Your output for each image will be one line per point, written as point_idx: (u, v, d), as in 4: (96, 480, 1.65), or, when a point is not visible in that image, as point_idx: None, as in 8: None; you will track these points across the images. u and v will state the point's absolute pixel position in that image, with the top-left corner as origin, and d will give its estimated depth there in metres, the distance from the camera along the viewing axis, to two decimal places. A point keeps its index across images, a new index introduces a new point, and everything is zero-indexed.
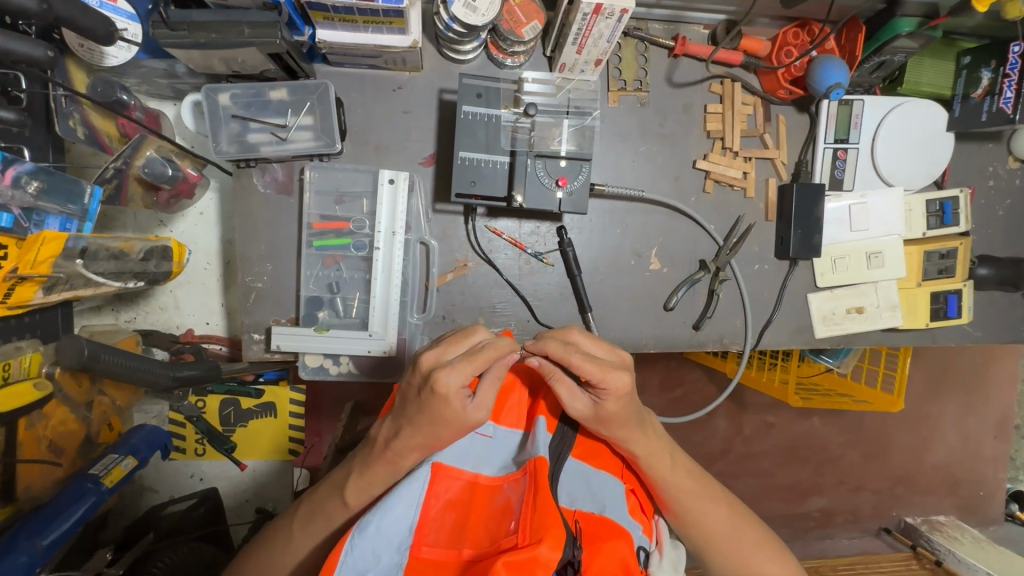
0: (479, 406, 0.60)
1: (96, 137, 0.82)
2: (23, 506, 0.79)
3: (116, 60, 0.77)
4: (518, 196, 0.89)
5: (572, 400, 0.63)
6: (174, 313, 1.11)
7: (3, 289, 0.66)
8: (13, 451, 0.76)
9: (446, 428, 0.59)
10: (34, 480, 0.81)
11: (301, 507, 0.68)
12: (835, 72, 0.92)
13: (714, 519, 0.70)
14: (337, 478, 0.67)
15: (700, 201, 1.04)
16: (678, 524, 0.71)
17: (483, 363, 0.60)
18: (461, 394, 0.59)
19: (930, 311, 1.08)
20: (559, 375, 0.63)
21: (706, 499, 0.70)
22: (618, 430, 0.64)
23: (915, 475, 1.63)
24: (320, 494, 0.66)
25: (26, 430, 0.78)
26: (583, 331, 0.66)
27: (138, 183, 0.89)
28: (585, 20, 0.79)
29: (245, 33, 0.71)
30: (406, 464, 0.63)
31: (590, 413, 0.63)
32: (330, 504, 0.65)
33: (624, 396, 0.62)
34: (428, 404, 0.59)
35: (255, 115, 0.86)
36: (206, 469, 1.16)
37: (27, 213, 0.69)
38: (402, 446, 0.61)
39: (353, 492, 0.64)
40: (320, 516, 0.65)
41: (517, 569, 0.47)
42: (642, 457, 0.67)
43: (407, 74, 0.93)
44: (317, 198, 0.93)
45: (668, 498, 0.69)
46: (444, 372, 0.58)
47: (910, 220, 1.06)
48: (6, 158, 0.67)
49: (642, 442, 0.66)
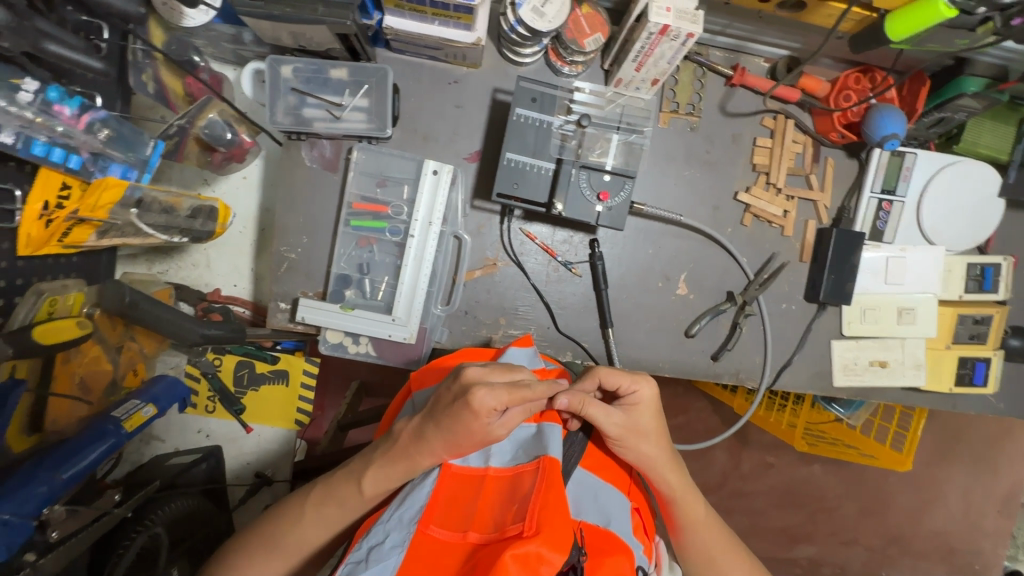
0: (504, 425, 0.61)
1: (163, 95, 0.87)
2: (49, 438, 0.81)
3: (193, 22, 0.80)
4: (559, 204, 0.88)
5: (607, 417, 0.64)
6: (205, 272, 1.14)
7: (61, 229, 0.68)
8: (47, 382, 0.79)
9: (466, 438, 0.60)
10: (62, 415, 0.83)
11: (316, 489, 0.68)
12: (892, 121, 0.92)
13: (735, 574, 0.71)
14: (354, 464, 0.67)
15: (737, 232, 1.04)
16: (694, 567, 0.72)
17: (518, 399, 0.61)
18: (490, 413, 0.59)
19: (956, 375, 1.06)
20: (588, 399, 0.65)
21: (730, 554, 0.72)
22: (647, 449, 0.67)
23: (910, 538, 1.60)
24: (334, 479, 0.67)
25: (63, 366, 0.82)
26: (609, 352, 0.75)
27: (197, 142, 0.92)
28: (650, 39, 0.80)
29: (319, 11, 0.73)
30: (421, 461, 0.63)
31: (624, 426, 0.65)
32: (342, 490, 0.66)
33: (653, 404, 0.67)
34: (456, 412, 0.60)
35: (314, 91, 0.88)
36: (214, 427, 1.19)
37: (94, 157, 0.71)
38: (426, 449, 0.62)
39: (370, 480, 0.64)
40: (332, 499, 0.66)
41: (523, 563, 0.46)
42: (676, 495, 0.69)
43: (464, 69, 0.94)
44: (359, 179, 0.94)
45: (693, 539, 0.71)
46: (482, 392, 0.59)
47: (947, 280, 1.05)
48: (83, 104, 0.70)
49: (678, 478, 0.69)
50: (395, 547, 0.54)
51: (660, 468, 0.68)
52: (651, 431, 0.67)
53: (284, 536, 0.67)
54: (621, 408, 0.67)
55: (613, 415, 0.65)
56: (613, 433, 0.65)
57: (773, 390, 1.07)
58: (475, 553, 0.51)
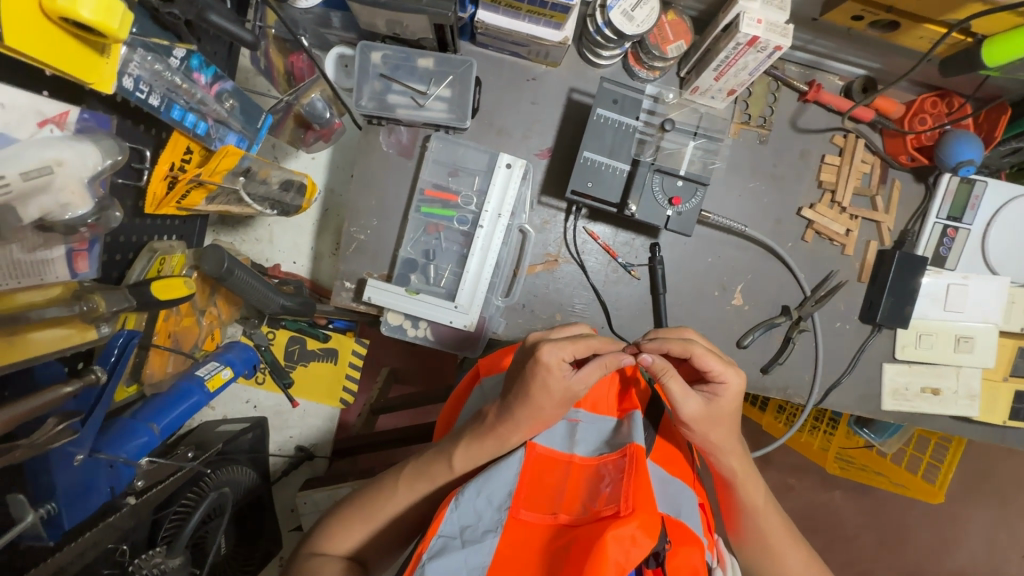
0: (581, 384, 0.62)
1: (270, 73, 0.94)
2: (145, 389, 0.86)
3: (306, 4, 0.83)
4: (632, 205, 0.89)
5: (684, 397, 0.65)
6: (268, 247, 1.17)
7: (182, 190, 0.72)
8: (150, 334, 0.83)
9: (549, 398, 0.61)
10: (157, 368, 0.87)
11: (409, 465, 0.69)
12: (969, 148, 0.91)
13: (792, 559, 0.72)
14: (444, 443, 0.69)
15: (797, 248, 1.04)
16: (751, 550, 0.73)
17: (583, 348, 0.62)
18: (559, 367, 0.61)
19: (1011, 410, 1.05)
20: (670, 371, 0.65)
21: (788, 538, 0.72)
22: (716, 435, 0.68)
23: (932, 573, 1.58)
24: (428, 456, 0.69)
25: (164, 321, 0.85)
26: (698, 331, 0.74)
27: (296, 118, 0.97)
28: (737, 49, 0.81)
29: (423, 1, 0.75)
30: (511, 438, 0.63)
31: (699, 411, 0.66)
32: (436, 466, 0.67)
33: (736, 395, 0.67)
34: (531, 373, 0.60)
35: (399, 78, 0.91)
36: (262, 398, 1.22)
37: (216, 124, 0.75)
38: (511, 425, 0.62)
39: (459, 460, 0.65)
40: (424, 477, 0.67)
41: (620, 543, 0.46)
42: (738, 477, 0.70)
43: (543, 68, 0.96)
44: (433, 167, 0.96)
45: (750, 519, 0.71)
46: (549, 344, 0.61)
47: (1009, 312, 1.03)
48: (216, 75, 0.73)
49: (741, 461, 0.70)
50: (488, 532, 0.53)
51: (726, 450, 0.69)
52: (723, 420, 0.68)
53: (377, 506, 0.68)
54: (701, 394, 0.67)
55: (691, 398, 0.66)
56: (686, 413, 0.66)
57: (820, 407, 1.07)
58: (566, 533, 0.51)
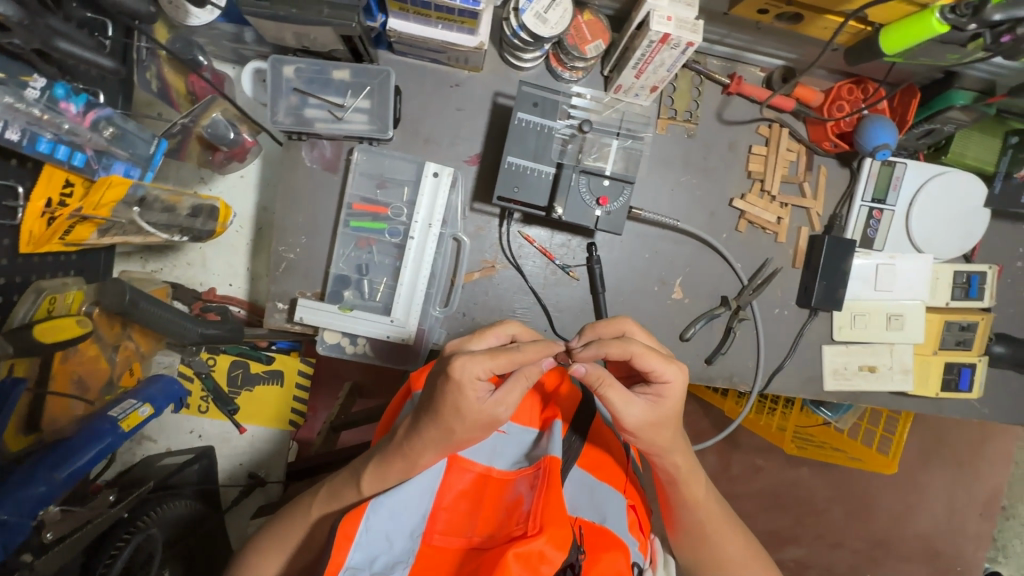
0: (500, 402, 0.59)
1: (164, 93, 0.88)
2: (46, 437, 0.82)
3: (198, 21, 0.80)
4: (559, 208, 0.89)
5: (625, 404, 0.62)
6: (200, 271, 1.14)
7: (65, 227, 0.71)
8: (45, 382, 0.80)
9: (462, 418, 0.58)
10: (62, 414, 0.85)
11: (322, 489, 0.69)
12: (885, 132, 0.94)
13: (729, 550, 0.72)
14: (356, 465, 0.68)
15: (732, 238, 1.06)
16: (690, 543, 0.73)
17: (504, 362, 0.58)
18: (476, 385, 0.57)
19: (942, 380, 1.09)
20: (608, 381, 0.61)
21: (726, 530, 0.72)
22: (662, 438, 0.65)
23: (894, 541, 1.63)
24: (338, 481, 0.68)
25: (61, 363, 0.83)
26: (637, 323, 0.69)
27: (199, 141, 0.94)
28: (651, 47, 0.81)
29: (324, 13, 0.73)
30: (422, 461, 0.60)
31: (643, 416, 0.63)
32: (346, 491, 0.66)
33: (679, 394, 0.64)
34: (444, 391, 0.57)
35: (316, 91, 0.89)
36: (206, 427, 1.17)
37: (99, 155, 0.73)
38: (421, 445, 0.59)
39: (368, 484, 0.63)
40: (336, 500, 0.66)
41: (525, 561, 0.48)
42: (680, 474, 0.69)
43: (466, 73, 0.95)
44: (360, 180, 0.94)
45: (690, 513, 0.71)
46: (464, 360, 0.56)
47: (935, 287, 1.07)
48: (89, 102, 0.71)
49: (684, 459, 0.68)
50: (398, 564, 0.54)
51: (672, 451, 0.67)
52: (670, 420, 0.64)
53: (289, 530, 0.69)
54: (644, 397, 0.64)
55: (633, 404, 0.62)
56: (629, 421, 0.63)
57: (765, 393, 1.09)
58: (477, 555, 0.53)
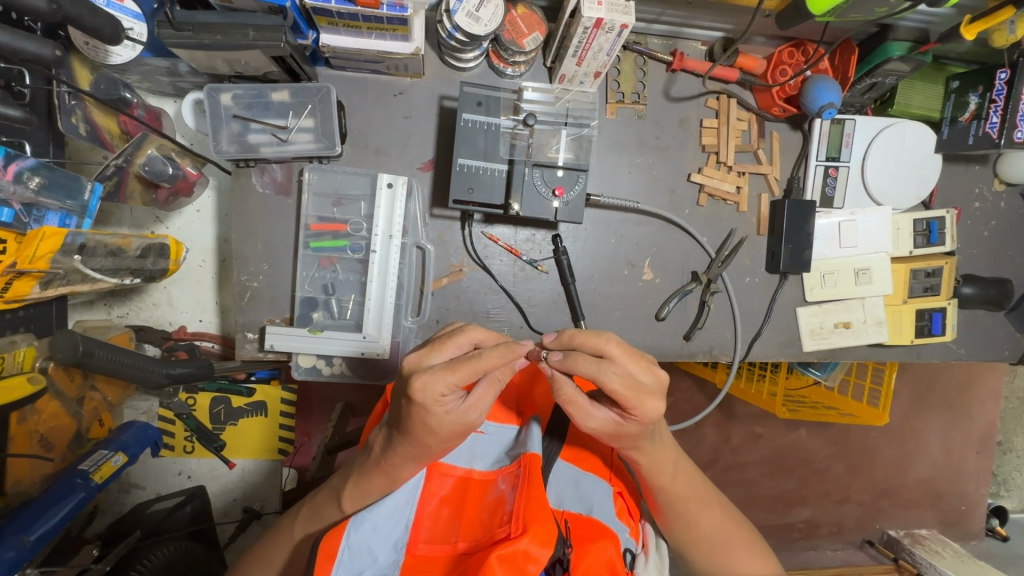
0: (473, 408, 0.59)
1: (97, 134, 0.85)
2: (12, 501, 0.83)
3: (120, 59, 0.80)
4: (515, 205, 0.89)
5: (589, 417, 0.63)
6: (168, 310, 1.12)
7: (3, 283, 0.69)
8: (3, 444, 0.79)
9: (434, 434, 0.58)
10: (23, 475, 0.84)
11: (304, 507, 0.71)
12: (828, 92, 0.95)
13: (708, 522, 0.72)
14: (334, 484, 0.70)
15: (695, 213, 1.06)
16: (669, 522, 0.73)
17: (467, 373, 0.57)
18: (441, 401, 0.57)
19: (915, 328, 1.11)
20: (575, 394, 0.63)
21: (701, 503, 0.72)
22: (635, 444, 0.65)
23: (897, 488, 1.65)
24: (321, 498, 0.70)
25: (19, 424, 0.82)
26: (620, 340, 0.61)
27: (138, 180, 0.91)
28: (586, 33, 0.81)
29: (250, 36, 0.72)
30: (402, 474, 0.62)
31: (606, 429, 0.63)
32: (328, 508, 0.68)
33: (650, 421, 0.61)
34: (410, 411, 0.58)
35: (256, 116, 0.87)
36: (194, 467, 1.15)
37: (28, 208, 0.72)
38: (398, 457, 0.61)
39: (349, 500, 0.66)
40: (318, 518, 0.69)
41: (510, 563, 0.47)
42: (648, 465, 0.69)
43: (408, 80, 0.94)
44: (315, 200, 0.93)
45: (662, 497, 0.71)
46: (424, 379, 0.56)
47: (897, 237, 1.09)
48: (9, 155, 0.71)
49: (649, 452, 0.67)
50: None
51: (641, 452, 0.67)
52: (636, 437, 0.64)
53: (273, 554, 0.71)
54: (611, 412, 0.63)
55: (596, 419, 0.63)
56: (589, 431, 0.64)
57: (747, 361, 1.10)
58: (463, 561, 0.53)
